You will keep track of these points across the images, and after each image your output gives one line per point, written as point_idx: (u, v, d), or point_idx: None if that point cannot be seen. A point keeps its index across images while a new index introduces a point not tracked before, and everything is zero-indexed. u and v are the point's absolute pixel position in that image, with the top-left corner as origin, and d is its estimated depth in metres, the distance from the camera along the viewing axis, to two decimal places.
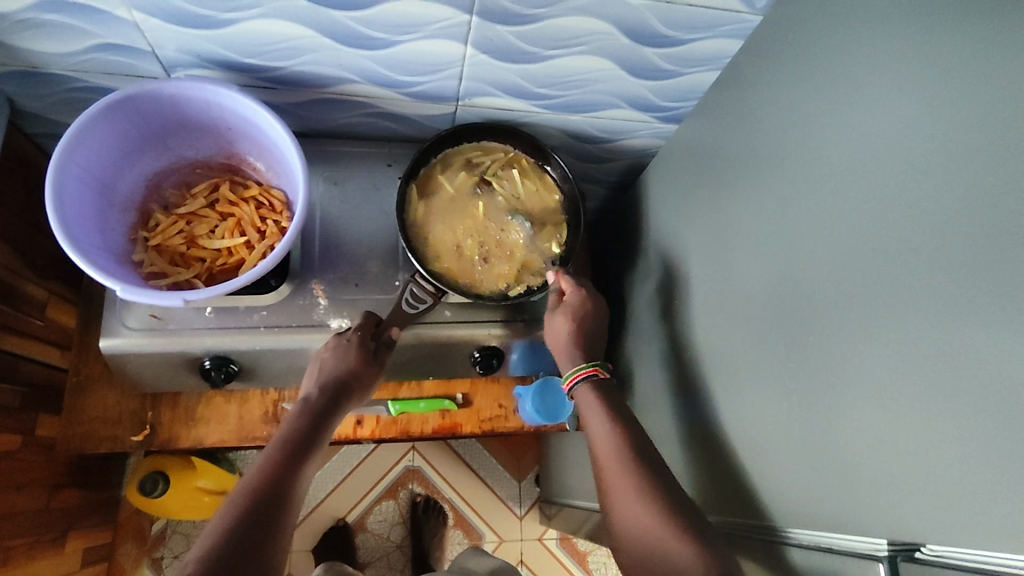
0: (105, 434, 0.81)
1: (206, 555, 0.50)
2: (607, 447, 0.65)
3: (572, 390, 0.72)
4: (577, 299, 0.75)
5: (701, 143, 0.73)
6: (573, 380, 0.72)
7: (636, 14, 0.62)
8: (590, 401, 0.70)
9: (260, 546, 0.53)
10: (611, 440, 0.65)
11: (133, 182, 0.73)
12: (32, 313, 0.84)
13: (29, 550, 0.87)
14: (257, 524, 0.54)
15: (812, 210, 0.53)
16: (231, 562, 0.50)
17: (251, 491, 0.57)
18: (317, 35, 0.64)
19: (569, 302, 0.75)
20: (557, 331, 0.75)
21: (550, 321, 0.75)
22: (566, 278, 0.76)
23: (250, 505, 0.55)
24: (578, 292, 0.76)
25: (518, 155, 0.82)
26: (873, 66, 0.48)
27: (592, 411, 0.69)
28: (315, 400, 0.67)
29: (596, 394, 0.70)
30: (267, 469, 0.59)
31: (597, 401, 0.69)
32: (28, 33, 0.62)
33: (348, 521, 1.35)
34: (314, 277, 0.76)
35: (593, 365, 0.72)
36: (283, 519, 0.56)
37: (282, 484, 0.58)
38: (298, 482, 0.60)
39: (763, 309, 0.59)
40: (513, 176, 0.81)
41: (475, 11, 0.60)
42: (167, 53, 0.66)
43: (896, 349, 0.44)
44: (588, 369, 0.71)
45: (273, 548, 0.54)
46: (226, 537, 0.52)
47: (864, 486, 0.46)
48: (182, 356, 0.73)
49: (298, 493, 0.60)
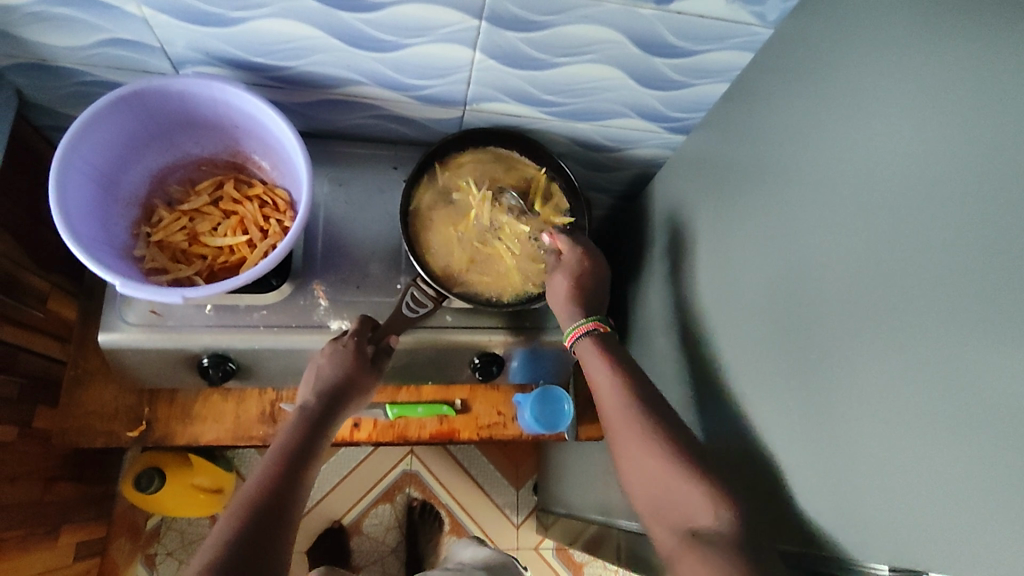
0: (100, 428, 0.80)
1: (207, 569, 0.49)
2: (616, 405, 0.64)
3: (574, 345, 0.72)
4: (575, 257, 0.74)
5: (710, 155, 0.72)
6: (574, 335, 0.71)
7: (645, 25, 0.62)
8: (591, 351, 0.69)
9: (260, 560, 0.52)
10: (621, 397, 0.64)
11: (138, 177, 0.73)
12: (32, 305, 0.84)
13: (22, 542, 0.87)
14: (256, 538, 0.53)
15: (820, 225, 0.52)
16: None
17: (254, 498, 0.56)
18: (326, 35, 0.64)
19: (566, 261, 0.74)
20: (559, 291, 0.73)
21: (550, 282, 0.74)
22: (561, 238, 0.75)
23: (252, 515, 0.54)
24: (574, 249, 0.74)
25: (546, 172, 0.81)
26: (885, 81, 0.48)
27: (594, 362, 0.68)
28: (313, 406, 0.67)
29: (599, 345, 0.69)
30: (264, 479, 0.58)
31: (599, 352, 0.69)
32: (37, 27, 0.62)
33: (343, 523, 1.34)
34: (315, 277, 0.76)
35: (593, 319, 0.71)
36: (285, 527, 0.56)
37: (283, 491, 0.58)
38: (299, 489, 0.60)
39: (768, 326, 0.58)
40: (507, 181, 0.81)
41: (484, 15, 0.60)
42: (176, 50, 0.66)
43: (902, 370, 0.43)
44: (588, 325, 0.71)
45: (274, 561, 0.53)
46: (228, 547, 0.51)
47: (868, 509, 0.46)
48: (180, 353, 0.73)
49: (299, 500, 0.59)
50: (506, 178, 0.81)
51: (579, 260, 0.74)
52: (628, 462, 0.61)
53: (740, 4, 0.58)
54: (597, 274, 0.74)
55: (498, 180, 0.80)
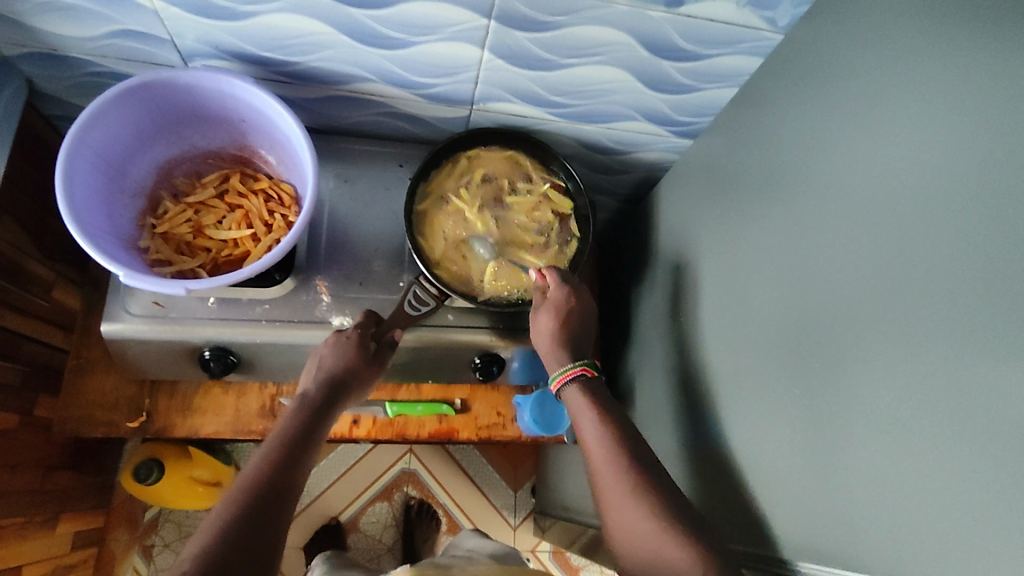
0: (101, 418, 0.80)
1: (203, 554, 0.49)
2: (599, 448, 0.63)
3: (561, 391, 0.70)
4: (562, 297, 0.72)
5: (716, 160, 0.72)
6: (561, 382, 0.70)
7: (655, 28, 0.62)
8: (578, 401, 0.67)
9: (256, 548, 0.52)
10: (608, 454, 0.62)
11: (145, 168, 0.73)
12: (37, 293, 0.84)
13: (20, 530, 0.87)
14: (254, 524, 0.53)
15: (824, 233, 0.52)
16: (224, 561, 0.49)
17: (252, 485, 0.56)
18: (336, 32, 0.64)
19: (553, 299, 0.73)
20: (543, 332, 0.72)
21: (534, 321, 0.72)
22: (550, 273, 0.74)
23: (250, 502, 0.54)
24: (563, 288, 0.73)
25: (552, 175, 0.81)
26: (893, 87, 0.47)
27: (581, 408, 0.67)
28: (313, 395, 0.67)
29: (586, 395, 0.67)
30: (264, 466, 0.58)
31: (586, 401, 0.67)
32: (49, 16, 0.62)
33: (341, 520, 1.34)
34: (318, 272, 0.76)
35: (581, 364, 0.70)
36: (283, 515, 0.56)
37: (282, 478, 0.58)
38: (299, 478, 0.60)
39: (771, 332, 0.58)
40: (514, 181, 0.81)
41: (494, 15, 0.60)
42: (186, 42, 0.67)
43: (904, 378, 0.43)
44: (575, 370, 0.70)
45: (272, 550, 0.53)
46: (224, 533, 0.51)
47: (867, 514, 0.45)
48: (182, 345, 0.73)
49: (298, 489, 0.59)
50: (499, 183, 0.80)
51: (569, 299, 0.73)
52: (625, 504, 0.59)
53: (751, 9, 0.58)
54: (584, 315, 0.74)
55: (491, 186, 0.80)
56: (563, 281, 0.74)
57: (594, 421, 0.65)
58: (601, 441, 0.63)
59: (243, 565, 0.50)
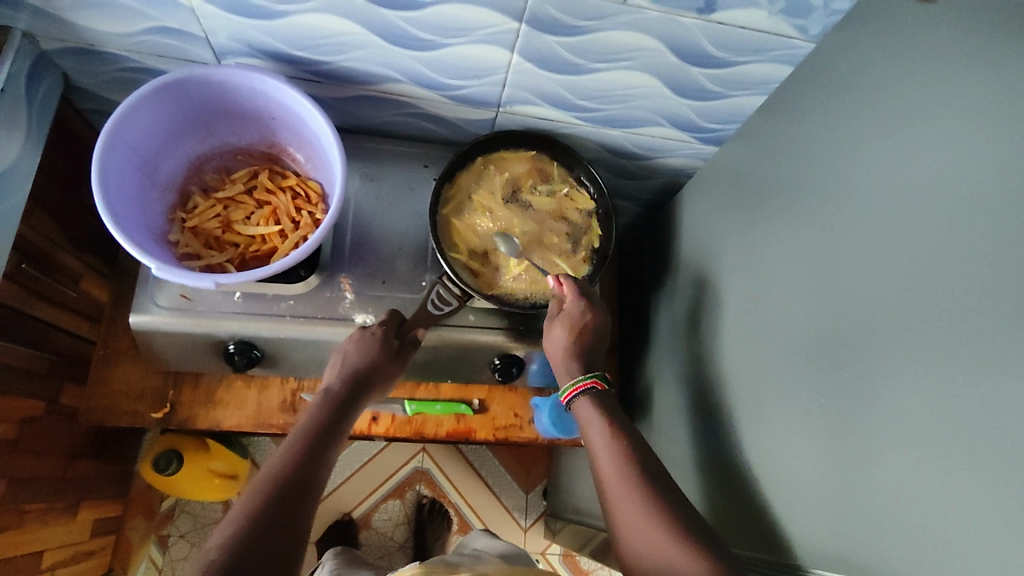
0: (125, 408, 0.81)
1: (229, 545, 0.50)
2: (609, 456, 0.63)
3: (571, 403, 0.70)
4: (578, 310, 0.72)
5: (741, 167, 0.72)
6: (572, 393, 0.69)
7: (684, 34, 0.62)
8: (588, 412, 0.68)
9: (280, 540, 0.52)
10: (618, 462, 0.63)
11: (176, 164, 0.75)
12: (65, 284, 0.86)
13: (43, 515, 0.89)
14: (278, 517, 0.53)
15: (851, 243, 0.52)
16: (249, 553, 0.50)
17: (276, 478, 0.57)
18: (367, 32, 0.64)
19: (569, 312, 0.72)
20: (556, 346, 0.73)
21: (549, 333, 0.73)
22: (567, 285, 0.73)
23: (275, 494, 0.55)
24: (579, 302, 0.73)
25: (575, 178, 0.82)
26: (925, 96, 0.47)
27: (592, 418, 0.67)
28: (336, 391, 0.68)
29: (597, 406, 0.68)
30: (288, 460, 0.59)
31: (597, 412, 0.68)
32: (89, 12, 0.64)
33: (353, 516, 1.35)
34: (342, 270, 0.76)
35: (592, 378, 0.70)
36: (307, 508, 0.56)
37: (306, 471, 0.59)
38: (322, 472, 0.60)
39: (793, 341, 0.58)
40: (535, 181, 0.81)
41: (525, 18, 0.61)
42: (219, 40, 0.68)
43: (929, 390, 0.43)
44: (587, 382, 0.70)
45: (295, 543, 0.53)
46: (249, 524, 0.52)
47: (887, 526, 0.45)
48: (207, 339, 0.74)
49: (321, 482, 0.60)
50: (521, 184, 0.80)
51: (585, 314, 0.72)
52: (635, 507, 0.59)
53: (782, 16, 0.58)
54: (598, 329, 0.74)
55: (518, 189, 0.81)
56: (580, 295, 0.73)
57: (603, 430, 0.66)
58: (610, 448, 0.64)
59: (268, 557, 0.51)
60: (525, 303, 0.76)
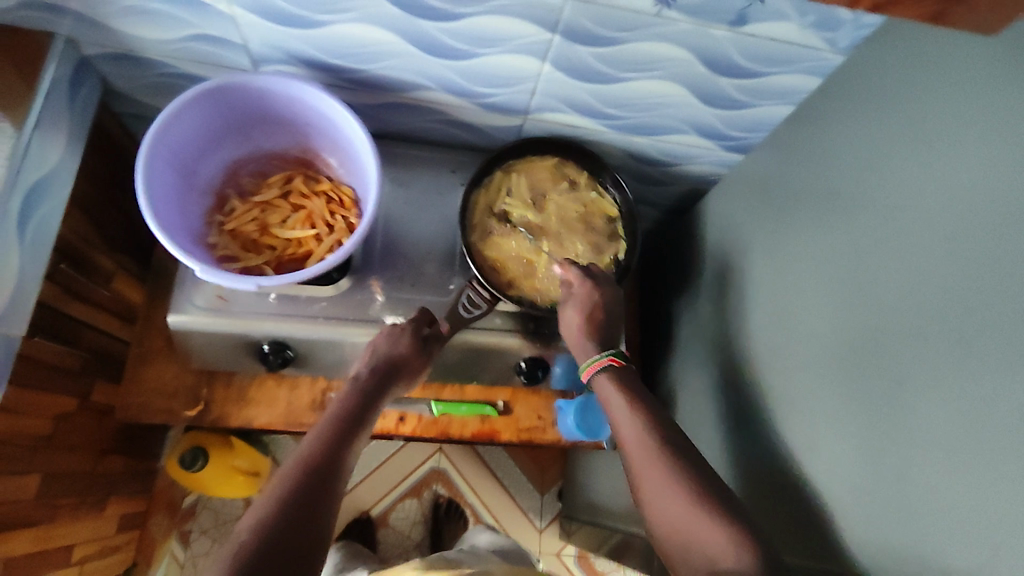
0: (161, 406, 0.83)
1: (260, 530, 0.52)
2: (633, 432, 0.64)
3: (591, 379, 0.71)
4: (584, 290, 0.73)
5: (768, 175, 0.73)
6: (590, 371, 0.70)
7: (716, 45, 0.63)
8: (610, 387, 0.68)
9: (305, 527, 0.53)
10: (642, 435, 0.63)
11: (214, 168, 0.76)
12: (99, 283, 0.88)
13: (74, 510, 0.91)
14: (307, 505, 0.55)
15: (886, 254, 0.53)
16: (279, 538, 0.51)
17: (306, 466, 0.58)
18: (403, 42, 0.66)
19: (577, 293, 0.74)
20: (570, 324, 0.73)
21: (562, 314, 0.74)
22: (574, 270, 0.75)
23: (304, 482, 0.56)
24: (585, 282, 0.74)
25: (600, 184, 0.83)
26: (957, 114, 0.48)
27: (613, 393, 0.68)
28: (365, 377, 0.69)
29: (619, 383, 0.69)
30: (316, 448, 0.60)
31: (619, 389, 0.68)
32: (133, 19, 0.65)
33: (371, 514, 1.37)
34: (373, 273, 0.78)
35: (611, 356, 0.70)
36: (333, 497, 0.57)
37: (334, 461, 0.60)
38: (347, 461, 0.62)
39: (824, 348, 0.59)
40: (561, 184, 0.82)
41: (559, 30, 0.62)
42: (258, 48, 0.70)
43: (970, 399, 0.44)
44: (603, 361, 0.70)
45: (319, 530, 0.54)
46: (279, 511, 0.53)
47: (925, 532, 0.46)
48: (242, 339, 0.75)
49: (347, 469, 0.61)
50: (545, 190, 0.82)
51: (592, 293, 0.73)
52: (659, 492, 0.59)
53: (813, 29, 0.60)
54: (614, 321, 0.74)
55: (545, 194, 0.82)
56: (585, 277, 0.74)
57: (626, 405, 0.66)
58: (636, 424, 0.64)
59: (296, 543, 0.52)
60: (551, 307, 0.76)
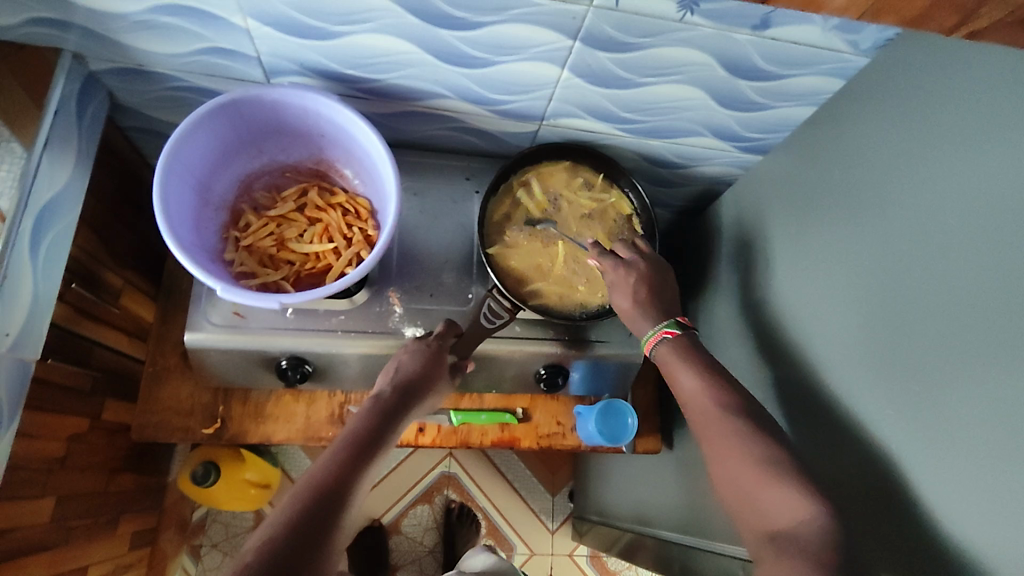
0: (177, 424, 0.82)
1: (269, 548, 0.49)
2: (704, 405, 0.62)
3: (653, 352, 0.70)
4: (620, 275, 0.73)
5: (788, 177, 0.73)
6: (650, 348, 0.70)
7: (738, 48, 0.62)
8: (673, 356, 0.67)
9: (316, 547, 0.50)
10: (714, 406, 0.61)
11: (227, 182, 0.75)
12: (109, 301, 0.86)
13: (88, 531, 0.89)
14: (319, 524, 0.52)
15: (915, 258, 0.53)
16: (288, 557, 0.48)
17: (320, 484, 0.55)
18: (421, 51, 0.65)
19: (615, 280, 0.73)
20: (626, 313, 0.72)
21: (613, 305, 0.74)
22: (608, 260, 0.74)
23: (318, 500, 0.54)
24: (619, 268, 0.73)
25: (615, 187, 0.83)
26: (987, 118, 0.48)
27: (675, 362, 0.66)
28: (388, 395, 0.67)
29: (680, 351, 0.67)
30: (332, 464, 0.58)
31: (681, 357, 0.66)
32: (144, 34, 0.64)
33: (383, 522, 1.36)
34: (391, 285, 0.77)
35: (667, 328, 0.69)
36: (344, 516, 0.55)
37: (349, 478, 0.57)
38: (364, 480, 0.59)
39: (852, 354, 0.59)
40: (575, 186, 0.82)
41: (580, 36, 0.61)
42: (271, 59, 0.68)
43: (1008, 404, 0.44)
44: (656, 337, 0.69)
45: (328, 550, 0.51)
46: (288, 530, 0.50)
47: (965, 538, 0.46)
48: (260, 355, 0.74)
49: (362, 487, 0.59)
50: (561, 193, 0.82)
51: (628, 278, 0.72)
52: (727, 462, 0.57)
53: (836, 32, 0.59)
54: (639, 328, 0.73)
55: (560, 196, 0.81)
56: (616, 263, 0.73)
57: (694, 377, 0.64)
58: (705, 400, 0.62)
59: (307, 562, 0.49)
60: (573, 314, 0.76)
